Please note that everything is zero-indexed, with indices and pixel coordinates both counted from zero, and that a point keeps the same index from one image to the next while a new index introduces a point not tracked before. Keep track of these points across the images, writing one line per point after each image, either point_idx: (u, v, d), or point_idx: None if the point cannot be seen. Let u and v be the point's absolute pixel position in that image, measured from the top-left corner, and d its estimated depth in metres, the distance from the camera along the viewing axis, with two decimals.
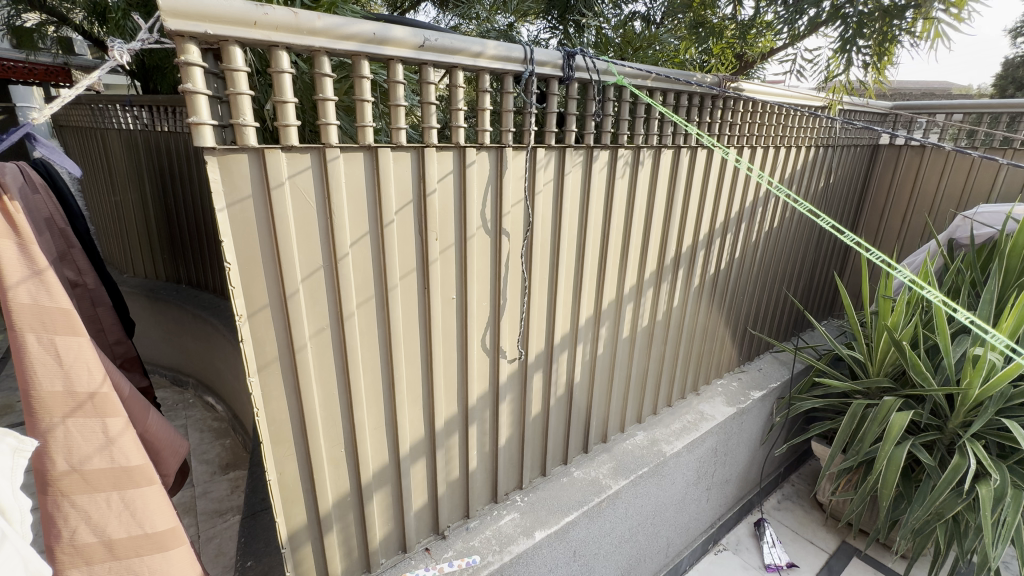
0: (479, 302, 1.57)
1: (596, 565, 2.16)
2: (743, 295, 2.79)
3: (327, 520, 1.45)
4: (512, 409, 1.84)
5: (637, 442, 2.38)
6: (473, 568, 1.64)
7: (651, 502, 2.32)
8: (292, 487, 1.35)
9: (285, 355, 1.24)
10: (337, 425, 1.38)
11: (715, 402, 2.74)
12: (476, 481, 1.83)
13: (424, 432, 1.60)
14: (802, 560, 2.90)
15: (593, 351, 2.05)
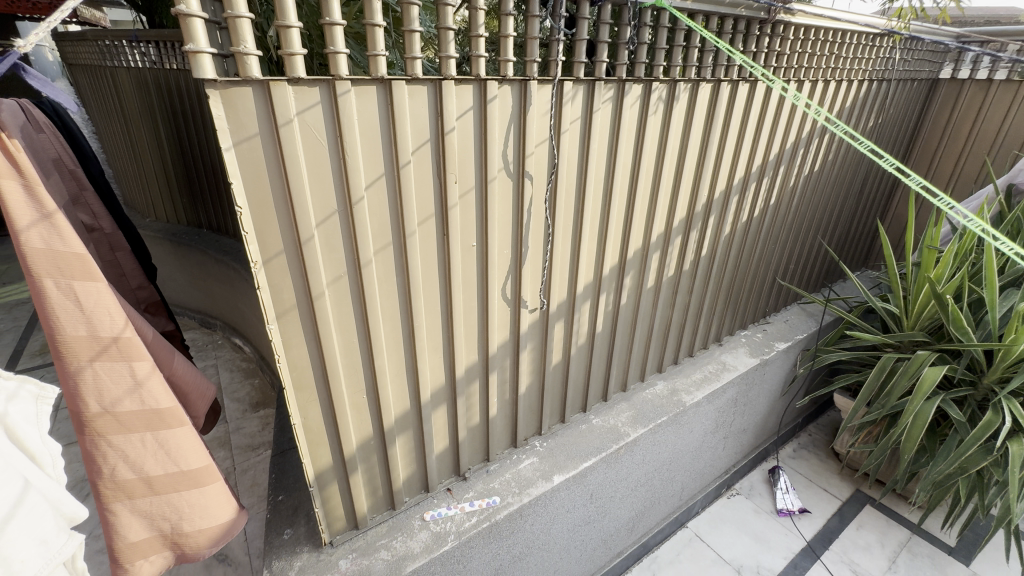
0: (500, 250, 1.51)
1: (611, 507, 2.22)
2: (775, 244, 2.66)
3: (352, 461, 1.48)
4: (533, 358, 1.82)
5: (657, 392, 2.36)
6: (493, 509, 1.72)
7: (668, 449, 2.35)
8: (319, 432, 1.38)
9: (303, 302, 1.22)
10: (358, 371, 1.38)
11: (738, 353, 2.70)
12: (497, 427, 1.86)
13: (446, 380, 1.60)
14: (814, 506, 2.96)
15: (616, 301, 1.99)
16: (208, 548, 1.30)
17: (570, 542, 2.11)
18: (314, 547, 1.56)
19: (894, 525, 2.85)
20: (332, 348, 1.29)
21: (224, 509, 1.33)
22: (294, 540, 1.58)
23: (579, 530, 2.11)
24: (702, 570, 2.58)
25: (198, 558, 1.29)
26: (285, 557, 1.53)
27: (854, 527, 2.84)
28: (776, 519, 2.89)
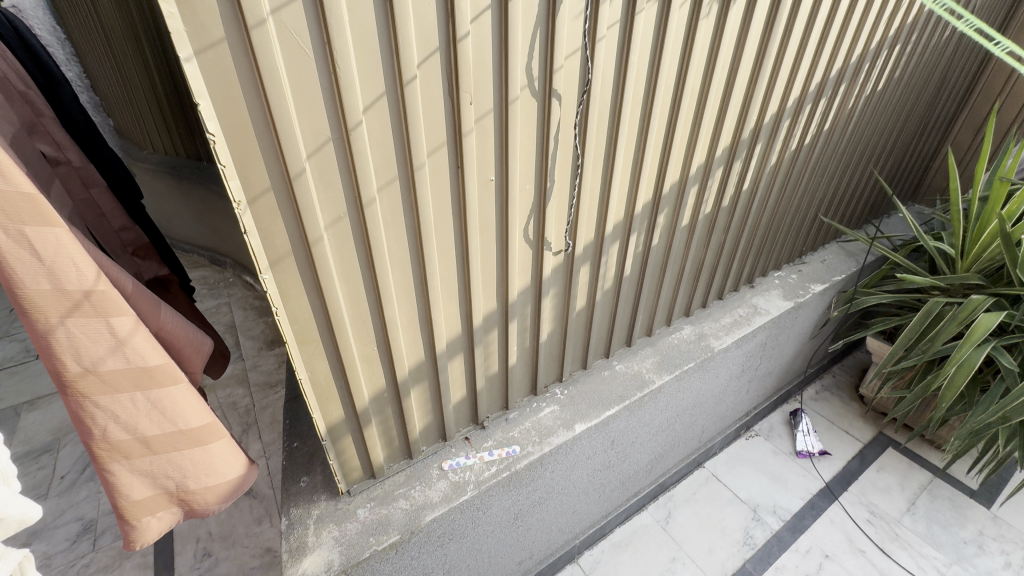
0: (522, 185, 1.32)
1: (631, 452, 2.19)
2: (822, 176, 2.39)
3: (365, 415, 1.40)
4: (556, 304, 1.68)
5: (685, 337, 2.23)
6: (514, 458, 1.67)
7: (692, 395, 2.26)
8: (328, 387, 1.29)
9: (299, 248, 1.07)
10: (367, 323, 1.26)
11: (771, 296, 2.53)
12: (516, 376, 1.76)
13: (463, 329, 1.48)
14: (835, 448, 2.92)
15: (647, 242, 1.80)
16: (219, 502, 1.31)
17: (589, 486, 2.09)
18: (332, 496, 1.53)
19: (916, 468, 2.82)
20: (337, 299, 1.16)
21: (232, 465, 1.31)
22: (311, 488, 1.55)
23: (598, 475, 2.08)
24: (718, 509, 2.59)
25: (209, 511, 1.30)
26: (304, 505, 1.51)
27: (875, 469, 2.82)
28: (795, 460, 2.86)
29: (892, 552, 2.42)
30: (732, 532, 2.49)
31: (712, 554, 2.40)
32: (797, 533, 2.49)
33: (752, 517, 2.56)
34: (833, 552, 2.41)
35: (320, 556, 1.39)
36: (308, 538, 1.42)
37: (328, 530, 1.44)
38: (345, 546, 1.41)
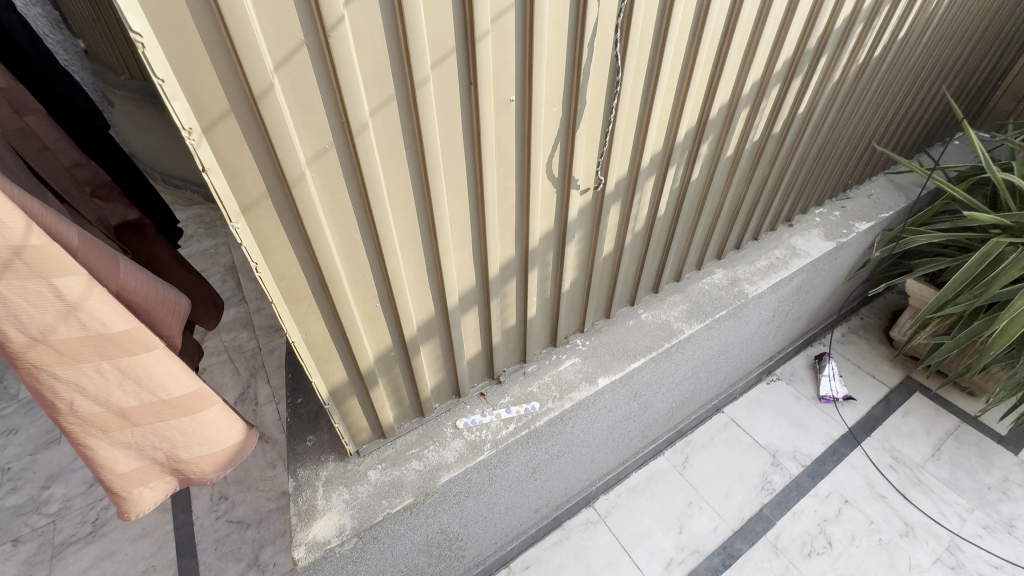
0: (548, 107, 1.08)
1: (653, 402, 2.08)
2: (885, 96, 2.08)
3: (371, 376, 1.26)
4: (581, 249, 1.48)
5: (716, 282, 2.04)
6: (533, 415, 1.56)
7: (719, 343, 2.12)
8: (327, 350, 1.14)
9: (278, 190, 0.86)
10: (367, 277, 1.08)
11: (811, 235, 2.30)
12: (535, 328, 1.60)
13: (477, 280, 1.30)
14: (860, 393, 2.82)
15: (686, 176, 1.57)
16: (217, 470, 1.22)
17: (609, 437, 2.01)
18: (340, 457, 1.43)
19: (943, 413, 2.73)
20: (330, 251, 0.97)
21: (228, 433, 1.20)
22: (317, 448, 1.45)
23: (618, 426, 1.99)
24: (736, 455, 2.54)
25: (207, 480, 1.21)
26: (311, 466, 1.42)
27: (900, 414, 2.73)
28: (818, 405, 2.77)
29: (913, 497, 2.38)
30: (750, 477, 2.45)
31: (729, 498, 2.37)
32: (817, 478, 2.45)
33: (772, 462, 2.51)
34: (853, 497, 2.38)
35: (331, 520, 1.31)
36: (317, 501, 1.34)
37: (337, 493, 1.36)
38: (357, 510, 1.33)
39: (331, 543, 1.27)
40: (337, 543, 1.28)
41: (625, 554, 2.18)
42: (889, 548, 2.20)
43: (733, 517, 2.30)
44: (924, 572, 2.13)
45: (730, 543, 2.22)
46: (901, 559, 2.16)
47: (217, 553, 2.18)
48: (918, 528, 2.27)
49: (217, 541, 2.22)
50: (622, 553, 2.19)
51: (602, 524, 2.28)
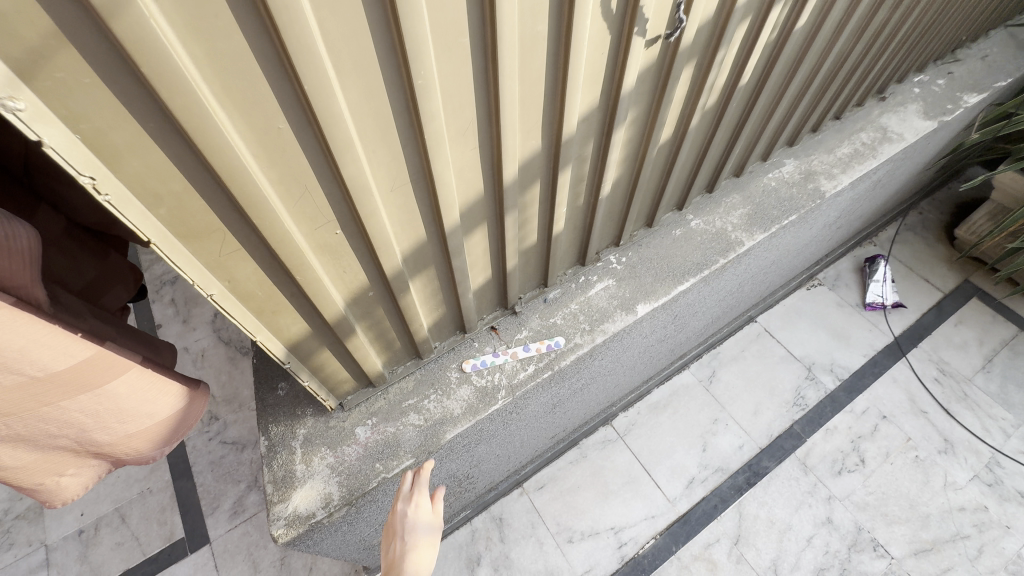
0: None
1: (691, 321, 1.77)
2: None
3: (344, 325, 0.92)
4: (631, 136, 1.04)
5: (786, 176, 1.61)
6: (556, 354, 1.26)
7: (777, 252, 1.75)
8: (272, 299, 0.78)
9: (87, 27, 0.43)
10: (313, 191, 0.68)
11: (907, 113, 1.80)
12: (562, 245, 1.22)
13: (485, 188, 0.90)
14: (910, 299, 2.53)
15: (790, 20, 1.08)
16: (159, 445, 0.92)
17: (638, 362, 1.74)
18: (320, 411, 1.16)
19: (1000, 321, 2.46)
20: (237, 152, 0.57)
21: (162, 404, 0.87)
22: (291, 399, 1.17)
23: (650, 350, 1.71)
24: (769, 368, 2.32)
25: (151, 457, 0.93)
26: (285, 422, 1.15)
27: (953, 323, 2.46)
28: (862, 313, 2.49)
29: (956, 412, 2.20)
30: (782, 392, 2.26)
31: (758, 415, 2.20)
32: (854, 393, 2.26)
33: (806, 376, 2.30)
34: (892, 413, 2.20)
35: (314, 490, 1.07)
36: (296, 466, 1.10)
37: (320, 457, 1.11)
38: (345, 476, 1.09)
39: (316, 517, 1.05)
40: (324, 516, 1.05)
41: (645, 473, 2.06)
42: (925, 465, 2.08)
43: (761, 435, 2.15)
44: (959, 489, 2.02)
45: (756, 462, 2.09)
46: (936, 477, 2.05)
47: (214, 475, 2.06)
48: (958, 444, 2.12)
49: (212, 463, 2.09)
50: (642, 471, 2.06)
51: (621, 443, 2.13)
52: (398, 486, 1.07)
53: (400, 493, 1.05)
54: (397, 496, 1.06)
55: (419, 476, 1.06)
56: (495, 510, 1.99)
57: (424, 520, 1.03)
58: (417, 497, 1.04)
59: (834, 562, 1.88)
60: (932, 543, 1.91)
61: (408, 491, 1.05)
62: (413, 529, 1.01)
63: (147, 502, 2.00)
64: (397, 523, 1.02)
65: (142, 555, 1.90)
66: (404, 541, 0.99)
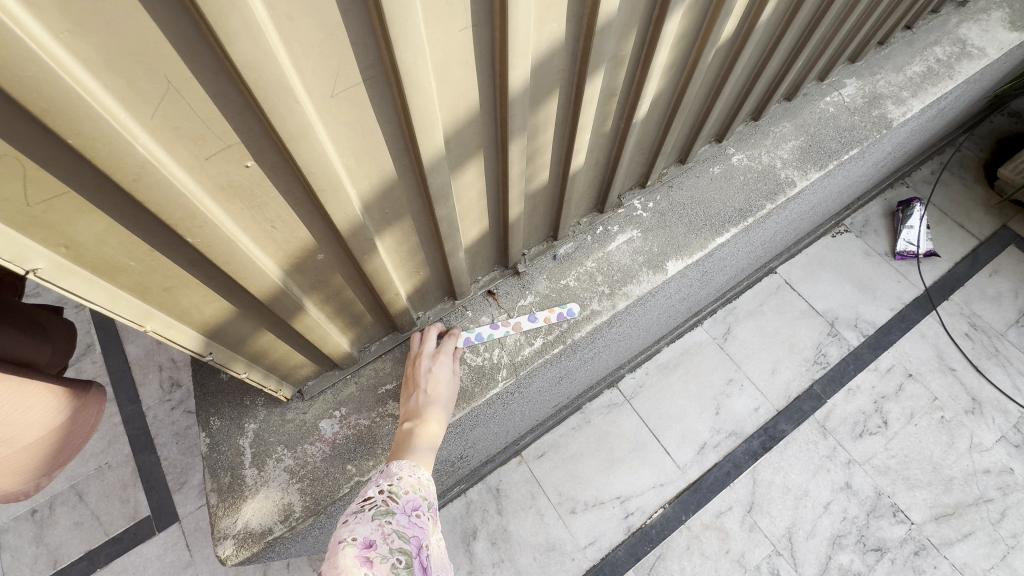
0: None
1: (717, 276, 1.52)
2: None
3: (285, 300, 0.66)
4: (684, 30, 0.74)
5: (847, 100, 1.31)
6: (569, 325, 1.01)
7: (822, 195, 1.48)
8: (157, 270, 0.51)
9: None
10: (181, 91, 0.39)
11: (989, 22, 1.48)
12: (579, 186, 0.94)
13: (481, 99, 0.61)
14: (944, 247, 2.30)
15: None
16: (32, 475, 0.67)
17: (655, 323, 1.51)
18: (274, 401, 0.92)
19: None
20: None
21: (31, 423, 0.62)
22: (236, 386, 0.93)
23: (670, 310, 1.47)
24: (788, 323, 2.12)
25: (23, 492, 0.68)
26: (229, 415, 0.91)
27: (988, 273, 2.26)
28: (891, 263, 2.27)
29: (986, 369, 2.05)
30: (802, 350, 2.07)
31: (776, 374, 2.03)
32: (879, 350, 2.08)
33: (829, 332, 2.11)
34: (918, 371, 2.04)
35: (269, 500, 0.85)
36: (246, 471, 0.87)
37: (275, 459, 0.88)
38: (308, 482, 0.87)
39: (273, 533, 0.84)
40: (283, 530, 0.84)
41: (653, 438, 1.90)
42: (951, 426, 1.94)
43: (778, 397, 1.99)
44: (985, 451, 1.90)
45: (773, 425, 1.94)
46: (962, 438, 1.92)
47: (179, 448, 1.86)
48: (987, 404, 1.98)
49: (176, 435, 1.88)
50: (650, 437, 1.90)
51: (628, 407, 1.95)
52: (419, 341, 0.94)
53: (424, 351, 0.92)
54: (417, 355, 0.93)
55: (446, 338, 0.95)
56: (492, 481, 1.83)
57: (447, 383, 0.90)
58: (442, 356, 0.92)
59: (851, 529, 1.77)
60: (954, 507, 1.81)
61: (432, 349, 0.93)
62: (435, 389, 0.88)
63: (106, 478, 1.80)
64: (419, 379, 0.88)
65: (105, 535, 1.73)
66: (429, 401, 0.86)
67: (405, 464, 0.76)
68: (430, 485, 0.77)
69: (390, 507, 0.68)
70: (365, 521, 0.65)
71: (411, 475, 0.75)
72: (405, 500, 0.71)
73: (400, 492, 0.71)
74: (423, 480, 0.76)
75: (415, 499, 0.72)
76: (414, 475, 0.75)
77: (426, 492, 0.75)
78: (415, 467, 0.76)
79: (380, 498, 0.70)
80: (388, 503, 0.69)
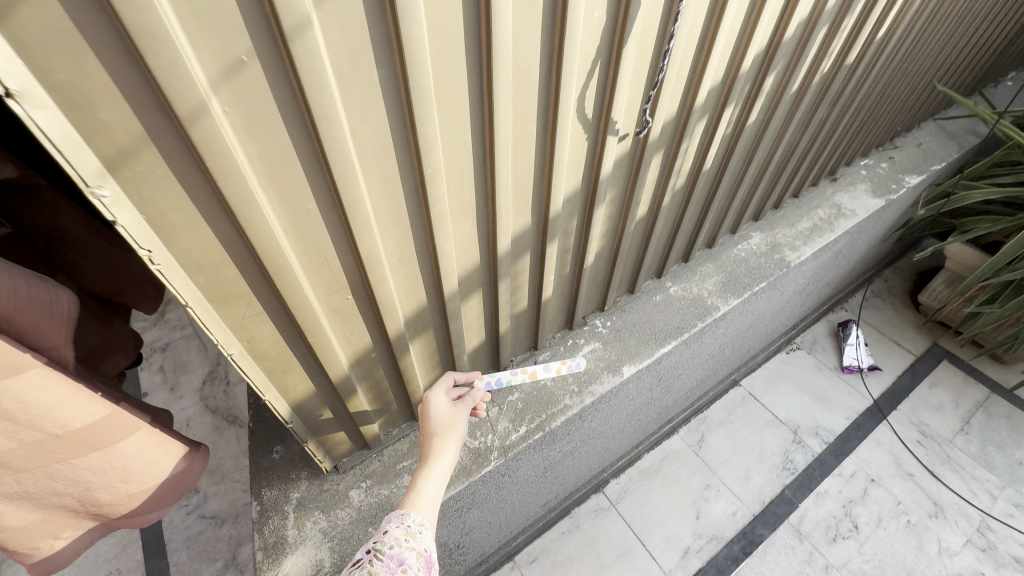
0: (588, 14, 0.74)
1: (675, 384, 1.83)
2: (967, 15, 1.71)
3: (346, 384, 0.97)
4: (610, 214, 1.17)
5: (754, 248, 1.76)
6: (547, 416, 1.30)
7: (752, 317, 1.86)
8: (283, 358, 0.84)
9: (168, 132, 0.52)
10: (329, 261, 0.76)
11: (857, 192, 2.00)
12: (551, 310, 1.31)
13: (481, 258, 1.00)
14: (885, 362, 2.63)
15: (743, 117, 1.25)
16: (155, 506, 0.94)
17: (627, 424, 1.77)
18: (315, 474, 1.17)
19: (972, 383, 2.56)
20: (248, 181, 0.59)
21: (168, 464, 0.92)
22: (286, 462, 1.19)
23: (637, 413, 1.75)
24: (755, 431, 2.35)
25: (145, 519, 0.95)
26: (278, 486, 1.15)
27: (928, 385, 2.55)
28: (840, 376, 2.57)
29: (942, 475, 2.23)
30: (771, 457, 2.27)
31: (749, 480, 2.20)
32: (841, 456, 2.28)
33: (793, 440, 2.33)
34: (880, 476, 2.22)
35: (305, 556, 1.06)
36: (289, 532, 1.09)
37: (312, 521, 1.10)
38: (337, 541, 1.08)
39: None
40: None
41: (639, 543, 2.01)
42: (918, 530, 2.07)
43: (753, 501, 2.14)
44: (954, 555, 2.01)
45: (751, 529, 2.06)
46: (930, 542, 2.03)
47: (189, 553, 1.96)
48: (948, 508, 2.13)
49: (188, 539, 1.99)
50: (636, 541, 2.02)
51: (613, 511, 2.09)
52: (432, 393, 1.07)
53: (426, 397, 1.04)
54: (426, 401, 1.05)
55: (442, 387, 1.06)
56: None
57: (443, 420, 0.99)
58: (433, 395, 1.03)
59: None
60: None
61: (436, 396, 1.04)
62: (431, 434, 0.97)
63: None
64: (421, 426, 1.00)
65: None
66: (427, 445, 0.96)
67: (396, 516, 0.83)
68: (422, 531, 0.82)
69: (373, 565, 0.74)
70: None
71: (399, 528, 0.80)
72: (390, 555, 0.76)
73: (385, 549, 0.77)
74: (412, 528, 0.81)
75: (401, 553, 0.77)
76: (401, 527, 0.81)
77: (416, 543, 0.79)
78: (405, 516, 0.83)
79: (367, 557, 0.76)
80: (373, 561, 0.75)
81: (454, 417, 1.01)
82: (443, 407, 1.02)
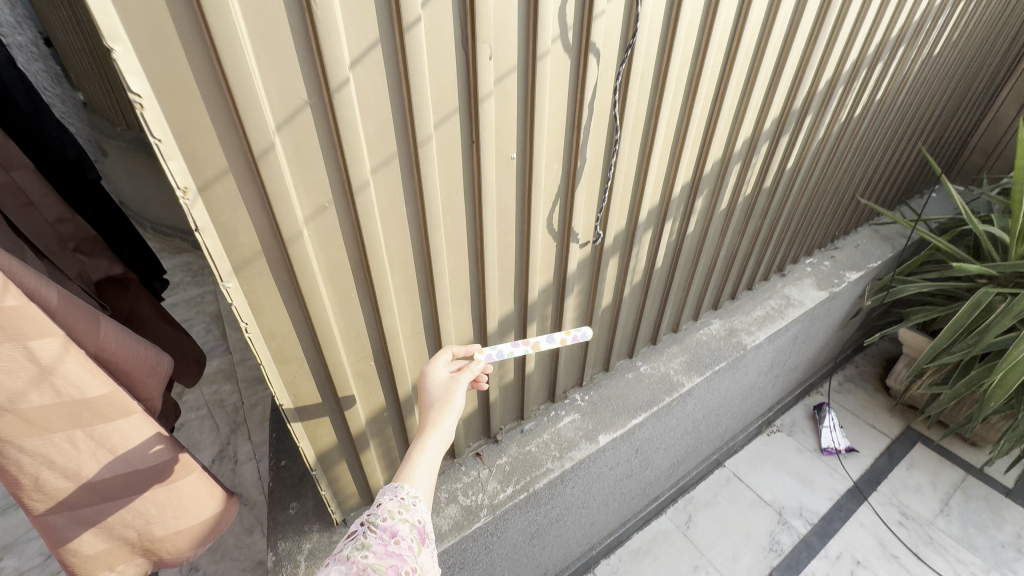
0: (548, 167, 1.09)
1: (654, 458, 1.99)
2: (867, 149, 2.15)
3: (361, 439, 1.19)
4: (579, 302, 1.46)
5: (714, 333, 2.03)
6: (532, 477, 1.47)
7: (720, 395, 2.06)
8: (317, 412, 1.07)
9: (273, 248, 0.82)
10: (360, 335, 1.02)
11: (804, 285, 2.32)
12: (534, 383, 1.55)
13: (474, 335, 1.26)
14: (862, 444, 2.76)
15: (682, 228, 1.59)
16: (193, 545, 1.11)
17: (611, 496, 1.90)
18: (326, 527, 1.33)
19: (947, 465, 2.67)
20: (316, 279, 0.88)
21: (209, 506, 1.10)
22: (300, 517, 1.35)
23: (619, 485, 1.89)
24: (741, 511, 2.43)
25: (183, 557, 1.12)
26: (293, 538, 1.30)
27: (905, 466, 2.66)
28: (820, 458, 2.69)
29: (927, 557, 2.27)
30: (758, 537, 2.33)
31: (737, 561, 2.24)
32: (826, 537, 2.34)
33: (778, 520, 2.40)
34: (866, 558, 2.26)
35: None
36: None
37: None
38: None
39: None
40: None
41: None
42: None
43: None
44: None
45: None
46: None
47: None
48: None
49: None
50: None
51: None
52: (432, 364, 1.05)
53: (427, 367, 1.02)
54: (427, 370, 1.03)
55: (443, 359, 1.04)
56: None
57: (443, 389, 0.98)
58: (432, 366, 1.01)
59: None
60: None
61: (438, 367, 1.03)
62: (430, 404, 0.95)
63: None
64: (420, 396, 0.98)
65: None
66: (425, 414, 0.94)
67: (391, 489, 0.83)
68: (416, 502, 0.82)
69: (367, 539, 0.74)
70: (338, 559, 0.71)
71: (393, 501, 0.81)
72: (383, 528, 0.77)
73: (378, 521, 0.78)
74: (406, 501, 0.81)
75: (394, 525, 0.78)
76: (394, 500, 0.81)
77: (409, 516, 0.80)
78: (399, 488, 0.83)
79: (360, 529, 0.76)
80: (366, 535, 0.75)
81: (451, 386, 0.98)
82: (442, 378, 1.00)
